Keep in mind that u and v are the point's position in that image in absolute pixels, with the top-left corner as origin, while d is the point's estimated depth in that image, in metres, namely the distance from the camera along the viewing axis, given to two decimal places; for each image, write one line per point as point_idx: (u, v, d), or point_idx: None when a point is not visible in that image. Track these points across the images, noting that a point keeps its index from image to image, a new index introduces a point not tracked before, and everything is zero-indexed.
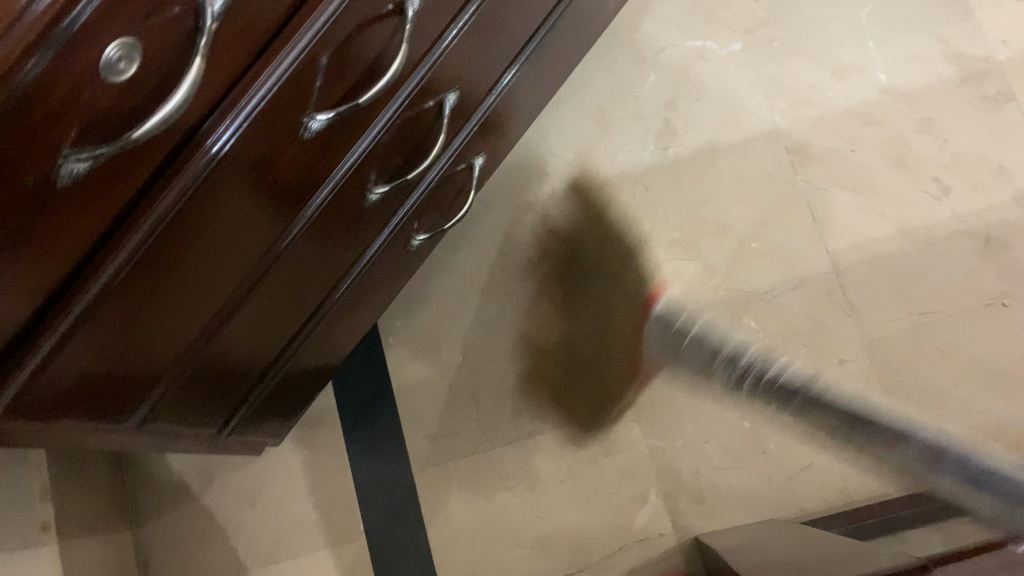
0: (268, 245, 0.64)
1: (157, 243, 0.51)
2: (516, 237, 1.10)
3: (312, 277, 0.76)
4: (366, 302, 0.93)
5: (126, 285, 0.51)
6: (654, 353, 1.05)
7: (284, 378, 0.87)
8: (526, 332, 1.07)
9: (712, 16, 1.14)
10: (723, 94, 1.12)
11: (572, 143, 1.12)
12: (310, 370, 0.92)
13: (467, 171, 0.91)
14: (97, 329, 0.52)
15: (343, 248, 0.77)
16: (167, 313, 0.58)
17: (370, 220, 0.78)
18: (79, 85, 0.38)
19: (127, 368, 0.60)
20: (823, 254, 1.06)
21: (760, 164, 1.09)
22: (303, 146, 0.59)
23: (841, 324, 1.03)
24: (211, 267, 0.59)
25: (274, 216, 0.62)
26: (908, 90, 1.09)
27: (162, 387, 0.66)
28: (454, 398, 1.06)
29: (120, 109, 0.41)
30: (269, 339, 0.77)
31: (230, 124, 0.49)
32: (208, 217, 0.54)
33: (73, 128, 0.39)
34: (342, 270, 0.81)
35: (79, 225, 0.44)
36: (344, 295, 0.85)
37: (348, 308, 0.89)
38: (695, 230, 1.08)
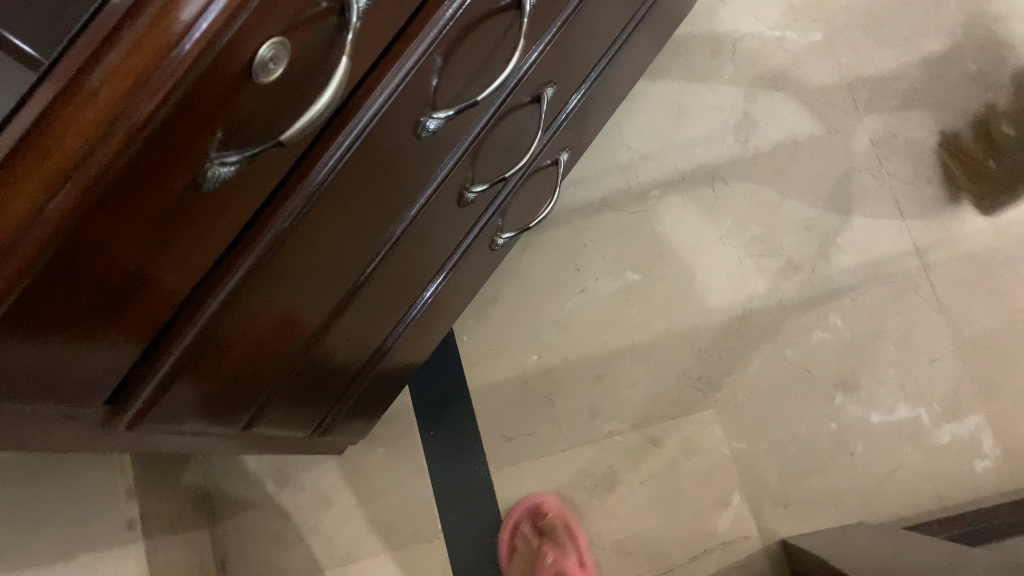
0: (372, 248, 0.63)
1: (282, 246, 0.49)
2: (592, 233, 1.08)
3: (406, 278, 0.74)
4: (449, 304, 0.91)
5: (251, 289, 0.50)
6: (734, 353, 1.03)
7: (372, 379, 0.85)
8: (602, 331, 1.06)
9: (790, 5, 1.11)
10: (803, 85, 1.09)
11: (649, 138, 1.10)
12: (392, 374, 0.90)
13: (551, 170, 0.89)
14: (221, 333, 0.51)
15: (434, 249, 0.76)
16: (276, 317, 0.56)
17: (463, 219, 0.76)
18: (231, 86, 0.30)
19: (241, 373, 0.58)
20: (910, 249, 1.02)
21: (841, 159, 1.06)
22: (414, 147, 0.57)
23: (931, 323, 1.00)
24: (321, 272, 0.57)
25: (380, 218, 0.60)
26: (998, 81, 1.05)
27: (262, 393, 0.64)
28: (529, 397, 1.05)
29: (264, 109, 0.39)
30: (361, 343, 0.75)
31: (356, 124, 0.48)
32: (329, 219, 0.53)
33: (222, 128, 0.35)
34: (432, 271, 0.79)
35: (217, 233, 0.42)
36: (433, 296, 0.84)
37: (434, 307, 0.87)
38: (775, 226, 1.06)
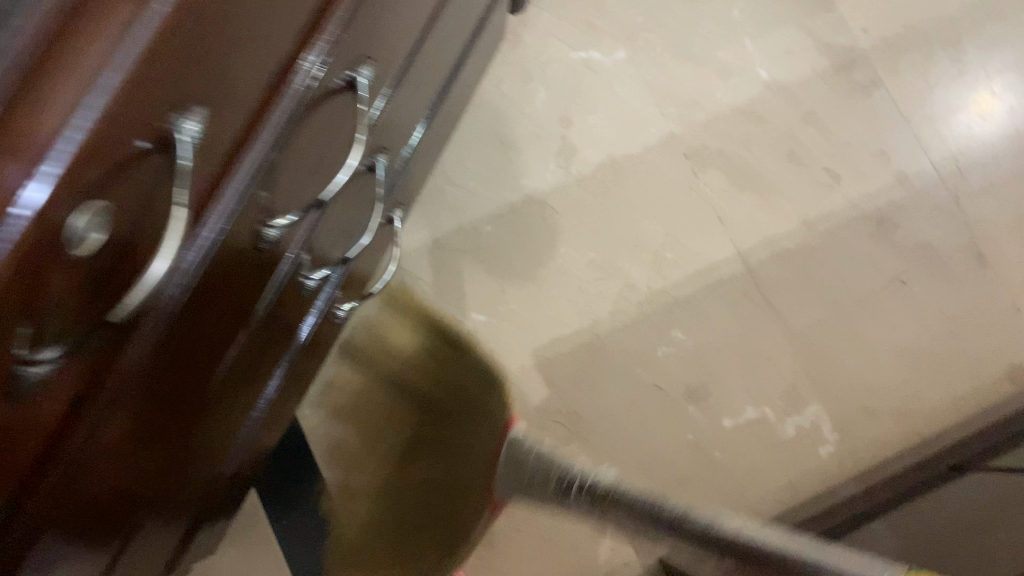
0: (214, 374, 0.53)
1: (132, 393, 0.39)
2: (430, 278, 1.03)
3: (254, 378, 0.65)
4: (295, 390, 0.82)
5: (102, 455, 0.40)
6: (589, 385, 1.02)
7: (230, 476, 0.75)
8: (456, 381, 1.01)
9: (591, 25, 1.11)
10: (616, 104, 1.10)
11: (474, 172, 1.06)
12: (239, 481, 0.80)
13: (386, 229, 0.82)
14: (76, 515, 0.40)
15: (274, 345, 0.66)
16: (129, 482, 0.47)
17: (302, 304, 0.67)
18: (36, 261, 0.26)
19: (109, 532, 0.47)
20: (735, 255, 1.06)
21: (660, 175, 1.08)
22: (259, 255, 0.48)
23: (764, 325, 1.04)
24: (167, 417, 0.48)
25: (223, 341, 0.50)
26: (787, 85, 1.12)
27: (121, 561, 0.54)
28: (389, 463, 0.98)
29: (90, 269, 0.30)
30: (207, 462, 0.64)
31: (200, 234, 0.38)
32: (183, 335, 0.43)
33: (40, 309, 0.28)
34: (274, 365, 0.69)
35: (32, 423, 0.32)
36: (274, 387, 0.73)
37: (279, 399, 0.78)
38: (610, 248, 1.06)
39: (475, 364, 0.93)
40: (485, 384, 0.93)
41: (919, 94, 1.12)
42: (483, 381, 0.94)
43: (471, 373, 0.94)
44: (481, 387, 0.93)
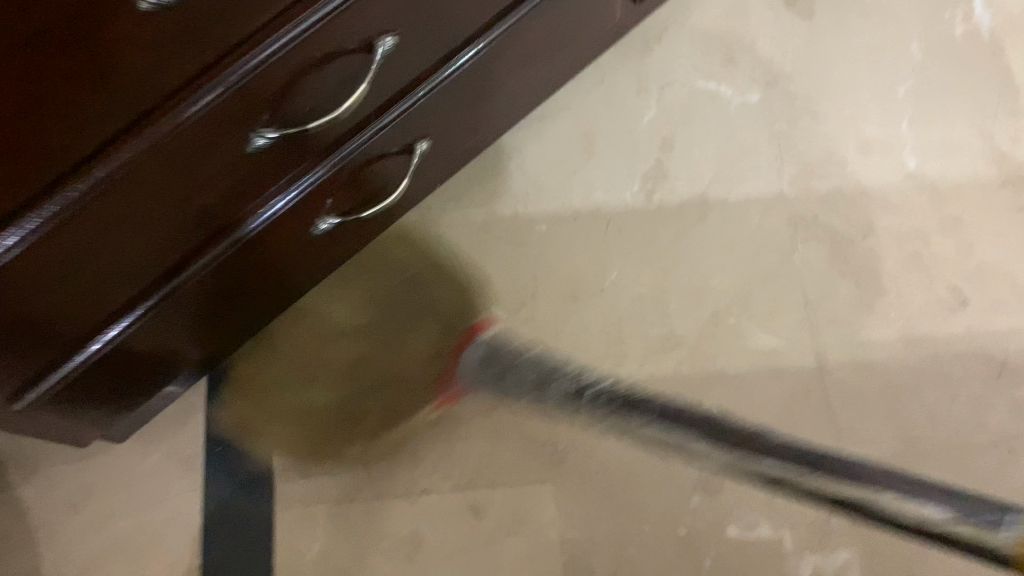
0: (76, 139, 0.45)
1: None
2: (461, 256, 0.94)
3: (165, 221, 0.57)
4: (242, 287, 0.74)
5: None
6: (587, 428, 0.88)
7: (127, 349, 0.66)
8: (447, 372, 0.90)
9: (732, 58, 1.00)
10: (728, 143, 0.97)
11: (548, 165, 0.97)
12: (157, 360, 0.73)
13: (404, 159, 0.74)
14: None
15: (206, 201, 0.59)
16: None
17: (256, 172, 0.61)
18: None
19: None
20: (808, 346, 0.89)
21: (753, 232, 0.93)
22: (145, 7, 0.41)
23: (821, 436, 0.86)
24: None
25: (102, 98, 0.44)
26: (937, 182, 0.94)
27: None
28: (345, 433, 0.88)
29: None
30: (85, 297, 0.57)
31: None
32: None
33: None
34: (205, 231, 0.62)
35: None
36: (203, 266, 0.66)
37: (220, 284, 0.70)
38: (665, 291, 0.92)
39: (581, 327, 0.91)
40: (569, 338, 0.91)
41: None
42: (569, 334, 0.91)
43: (561, 327, 0.91)
44: (563, 339, 0.91)
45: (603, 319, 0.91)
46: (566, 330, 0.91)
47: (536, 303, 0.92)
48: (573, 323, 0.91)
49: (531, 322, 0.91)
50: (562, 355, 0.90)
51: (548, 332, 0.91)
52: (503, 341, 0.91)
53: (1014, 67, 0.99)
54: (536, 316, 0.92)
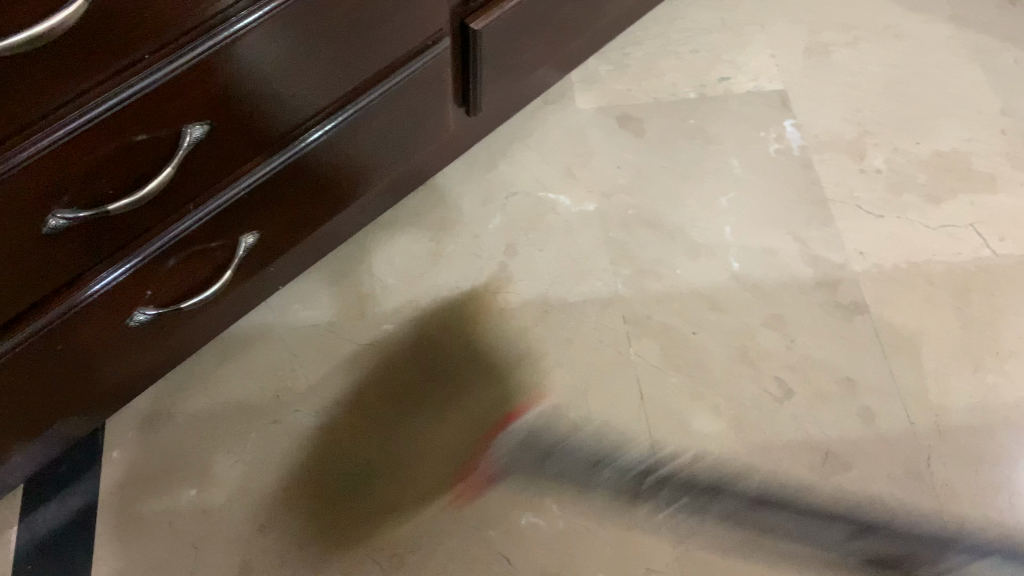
0: None
1: None
2: (304, 357, 0.93)
3: None
4: (55, 389, 0.72)
5: None
6: (428, 528, 0.86)
7: None
8: (284, 475, 0.87)
9: (571, 171, 1.07)
10: (567, 248, 1.02)
11: (394, 270, 0.99)
12: None
13: (227, 253, 0.77)
14: None
15: (1, 286, 0.59)
16: None
17: (57, 258, 0.61)
18: None
19: None
20: (646, 440, 0.91)
21: (592, 331, 0.97)
22: None
23: (658, 528, 0.87)
24: None
25: None
26: (760, 283, 1.01)
27: None
28: (170, 543, 0.84)
29: None
30: None
31: None
32: None
33: None
34: (0, 318, 0.61)
35: None
36: (3, 360, 0.64)
37: (27, 379, 0.68)
38: (507, 389, 0.93)
39: (407, 450, 0.90)
40: (394, 462, 0.89)
41: (910, 334, 0.99)
42: (392, 458, 0.89)
43: (387, 451, 0.89)
44: (389, 464, 0.89)
45: (458, 418, 0.91)
46: (391, 454, 0.89)
47: (395, 405, 0.92)
48: (399, 446, 0.90)
49: (389, 424, 0.91)
50: (389, 481, 0.88)
51: (395, 430, 0.90)
52: (362, 444, 0.89)
53: (823, 180, 1.09)
54: (395, 418, 0.91)
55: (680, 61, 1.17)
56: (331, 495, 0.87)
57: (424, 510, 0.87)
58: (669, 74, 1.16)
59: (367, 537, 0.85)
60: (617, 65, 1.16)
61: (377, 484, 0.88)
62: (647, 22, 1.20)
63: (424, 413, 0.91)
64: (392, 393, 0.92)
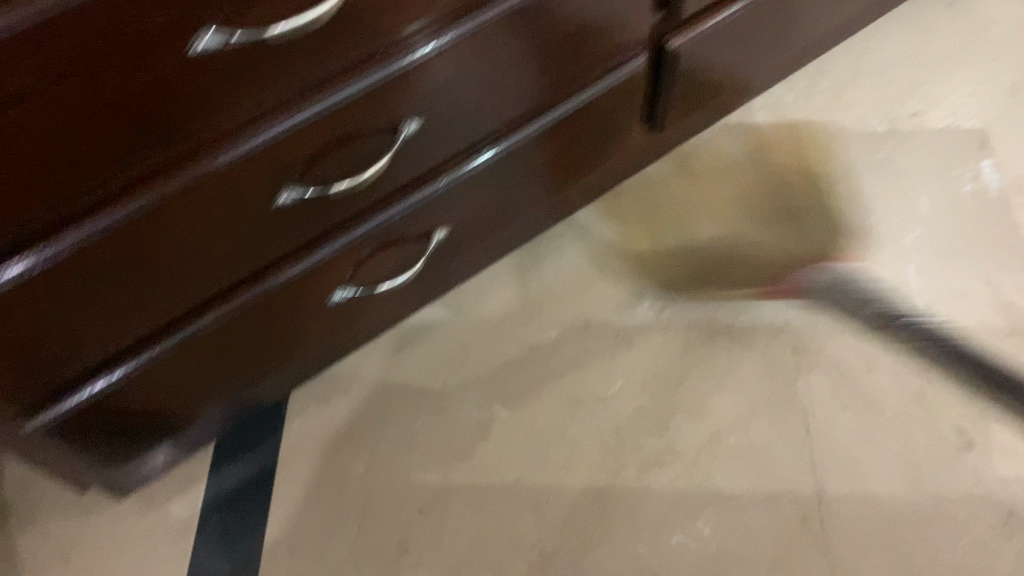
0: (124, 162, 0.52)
1: None
2: (472, 353, 0.97)
3: (195, 262, 0.64)
4: (253, 349, 0.80)
5: None
6: (578, 534, 0.87)
7: (142, 383, 0.72)
8: (445, 464, 0.91)
9: (747, 197, 1.06)
10: (738, 272, 1.01)
11: (564, 279, 1.01)
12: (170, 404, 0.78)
13: (421, 244, 0.82)
14: None
15: (234, 250, 0.66)
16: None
17: (279, 232, 0.68)
18: None
19: None
20: (808, 474, 0.88)
21: (758, 357, 0.95)
22: (192, 55, 0.49)
23: (814, 566, 0.84)
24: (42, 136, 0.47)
25: (150, 131, 0.52)
26: (944, 326, 0.96)
27: None
28: (338, 513, 0.89)
29: None
30: (115, 320, 0.63)
31: None
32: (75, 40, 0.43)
33: None
34: (224, 280, 0.68)
35: None
36: (219, 318, 0.71)
37: (239, 338, 0.76)
38: (666, 406, 0.93)
39: (563, 455, 0.91)
40: (550, 465, 0.91)
41: None
42: (548, 461, 0.91)
43: (544, 454, 0.91)
44: (544, 467, 0.91)
45: (613, 427, 0.92)
46: (548, 457, 0.91)
47: (551, 407, 0.94)
48: (555, 450, 0.91)
49: (544, 427, 0.93)
50: (542, 482, 0.90)
51: (553, 435, 0.92)
52: (517, 442, 0.92)
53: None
54: (550, 421, 0.93)
55: (871, 93, 1.14)
56: (486, 488, 0.90)
57: (575, 515, 0.88)
58: (858, 106, 1.13)
59: (515, 533, 0.87)
60: (802, 94, 1.14)
61: (530, 484, 0.90)
62: (838, 52, 1.18)
63: (579, 419, 0.93)
64: (549, 395, 0.94)
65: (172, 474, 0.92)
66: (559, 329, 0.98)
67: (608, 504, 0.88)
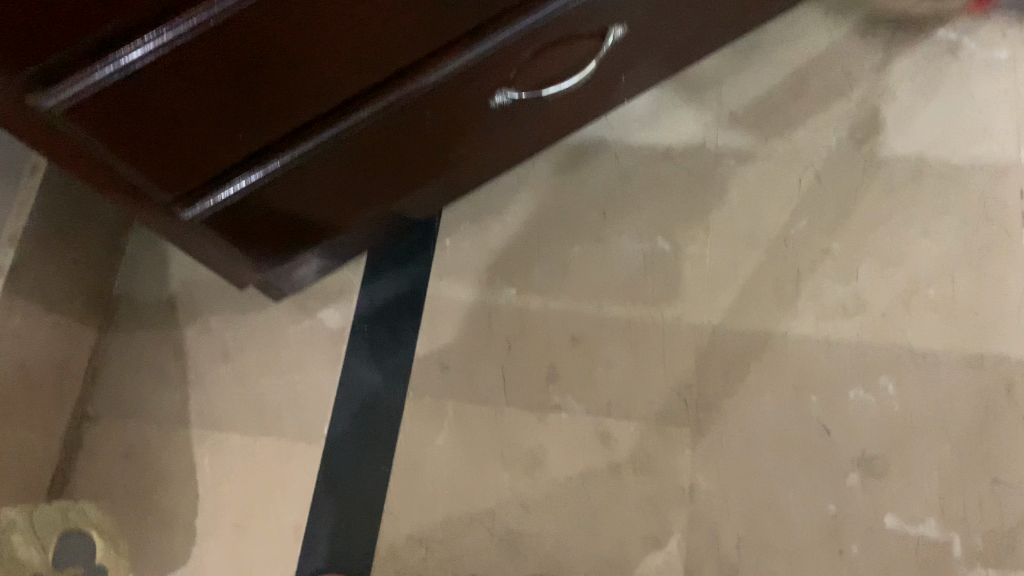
0: None
1: None
2: (638, 179, 0.89)
3: (364, 41, 0.58)
4: (407, 157, 0.75)
5: None
6: (743, 377, 0.80)
7: (309, 174, 0.69)
8: (602, 293, 0.85)
9: (983, 11, 0.88)
10: (959, 104, 0.86)
11: (748, 102, 0.89)
12: (335, 202, 0.75)
13: (595, 43, 0.73)
14: None
15: (405, 29, 0.59)
16: None
17: (439, 19, 0.60)
18: None
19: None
20: (1020, 338, 0.77)
21: (974, 202, 0.82)
22: None
23: (1016, 439, 0.74)
24: None
25: None
26: None
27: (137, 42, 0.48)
28: (488, 335, 0.86)
29: None
30: (286, 97, 0.59)
31: None
32: None
33: None
34: (378, 73, 0.63)
35: None
36: (372, 117, 0.67)
37: (400, 134, 0.71)
38: (857, 250, 0.82)
39: (733, 293, 0.83)
40: (717, 303, 0.83)
41: None
42: (716, 299, 0.83)
43: (712, 291, 0.83)
44: (711, 305, 0.83)
45: (793, 268, 0.82)
46: (716, 295, 0.83)
47: (725, 242, 0.85)
48: (724, 288, 0.83)
49: (715, 262, 0.84)
50: (707, 320, 0.82)
51: (724, 272, 0.84)
52: (683, 275, 0.84)
53: None
54: (722, 256, 0.84)
55: None
56: (643, 321, 0.84)
57: (739, 356, 0.80)
58: None
59: (671, 369, 0.81)
60: None
61: (691, 320, 0.83)
62: None
63: (757, 257, 0.83)
64: (723, 228, 0.85)
65: (325, 283, 0.91)
66: (739, 157, 0.87)
67: (781, 350, 0.80)
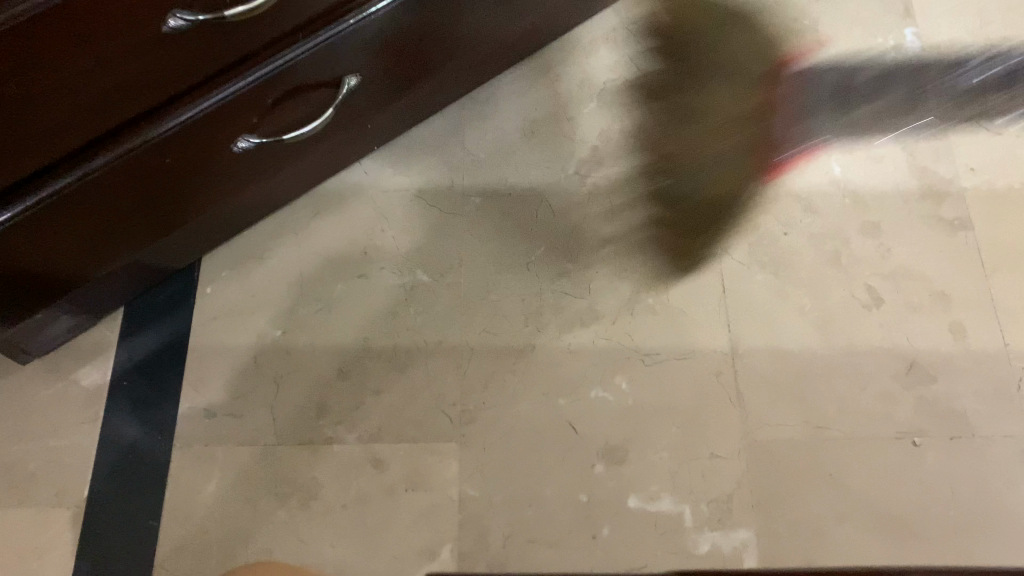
0: None
1: None
2: (392, 218, 0.95)
3: (95, 87, 0.60)
4: (143, 212, 0.77)
5: None
6: (500, 390, 0.87)
7: (53, 224, 0.69)
8: (365, 327, 0.90)
9: (674, 62, 1.04)
10: (661, 138, 1.00)
11: (486, 143, 0.99)
12: (83, 251, 0.75)
13: (329, 92, 0.79)
14: None
15: (139, 75, 0.62)
16: None
17: (148, 76, 0.63)
18: None
19: None
20: (722, 330, 0.90)
21: (679, 223, 0.95)
22: None
23: (727, 418, 0.86)
24: None
25: None
26: (862, 190, 0.97)
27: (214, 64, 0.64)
28: (254, 376, 0.87)
29: None
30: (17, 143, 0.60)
31: None
32: None
33: None
34: (99, 126, 0.64)
35: None
36: (92, 176, 0.68)
37: (148, 180, 0.73)
38: (588, 268, 0.93)
39: (486, 315, 0.91)
40: (472, 325, 0.90)
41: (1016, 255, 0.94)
42: (469, 322, 0.90)
43: (466, 315, 0.90)
44: (466, 328, 0.90)
45: (536, 289, 0.92)
46: (470, 318, 0.90)
47: (475, 268, 0.93)
48: (478, 312, 0.91)
49: (467, 287, 0.92)
50: (463, 340, 0.89)
51: (475, 296, 0.91)
52: (439, 303, 0.91)
53: (941, 91, 1.03)
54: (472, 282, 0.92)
55: None
56: (404, 349, 0.89)
57: (494, 370, 0.88)
58: None
59: (431, 391, 0.87)
60: None
61: (450, 342, 0.89)
62: None
63: (503, 280, 0.92)
64: (472, 256, 0.93)
65: (80, 340, 0.89)
66: (482, 193, 0.96)
67: (529, 364, 0.88)
